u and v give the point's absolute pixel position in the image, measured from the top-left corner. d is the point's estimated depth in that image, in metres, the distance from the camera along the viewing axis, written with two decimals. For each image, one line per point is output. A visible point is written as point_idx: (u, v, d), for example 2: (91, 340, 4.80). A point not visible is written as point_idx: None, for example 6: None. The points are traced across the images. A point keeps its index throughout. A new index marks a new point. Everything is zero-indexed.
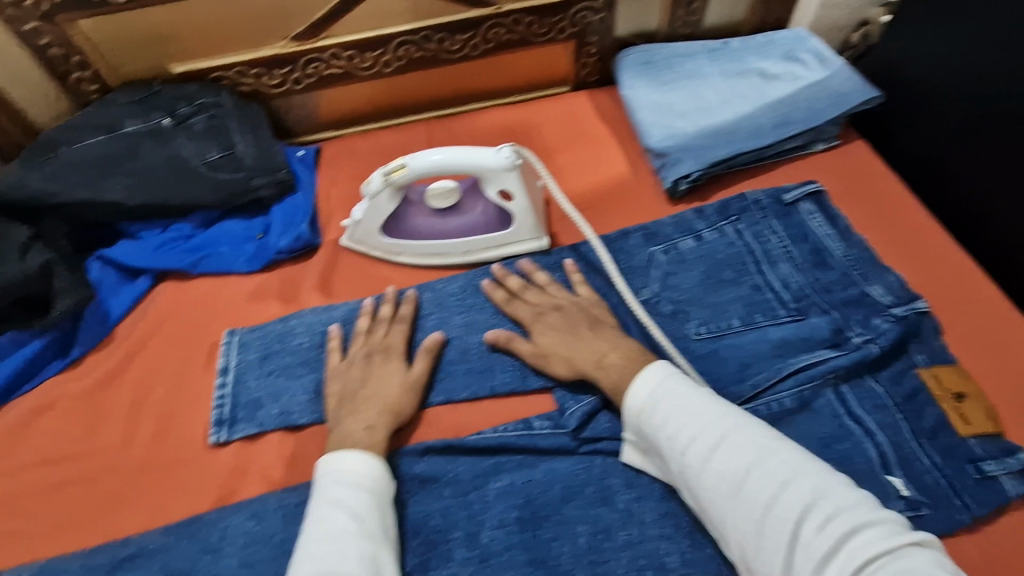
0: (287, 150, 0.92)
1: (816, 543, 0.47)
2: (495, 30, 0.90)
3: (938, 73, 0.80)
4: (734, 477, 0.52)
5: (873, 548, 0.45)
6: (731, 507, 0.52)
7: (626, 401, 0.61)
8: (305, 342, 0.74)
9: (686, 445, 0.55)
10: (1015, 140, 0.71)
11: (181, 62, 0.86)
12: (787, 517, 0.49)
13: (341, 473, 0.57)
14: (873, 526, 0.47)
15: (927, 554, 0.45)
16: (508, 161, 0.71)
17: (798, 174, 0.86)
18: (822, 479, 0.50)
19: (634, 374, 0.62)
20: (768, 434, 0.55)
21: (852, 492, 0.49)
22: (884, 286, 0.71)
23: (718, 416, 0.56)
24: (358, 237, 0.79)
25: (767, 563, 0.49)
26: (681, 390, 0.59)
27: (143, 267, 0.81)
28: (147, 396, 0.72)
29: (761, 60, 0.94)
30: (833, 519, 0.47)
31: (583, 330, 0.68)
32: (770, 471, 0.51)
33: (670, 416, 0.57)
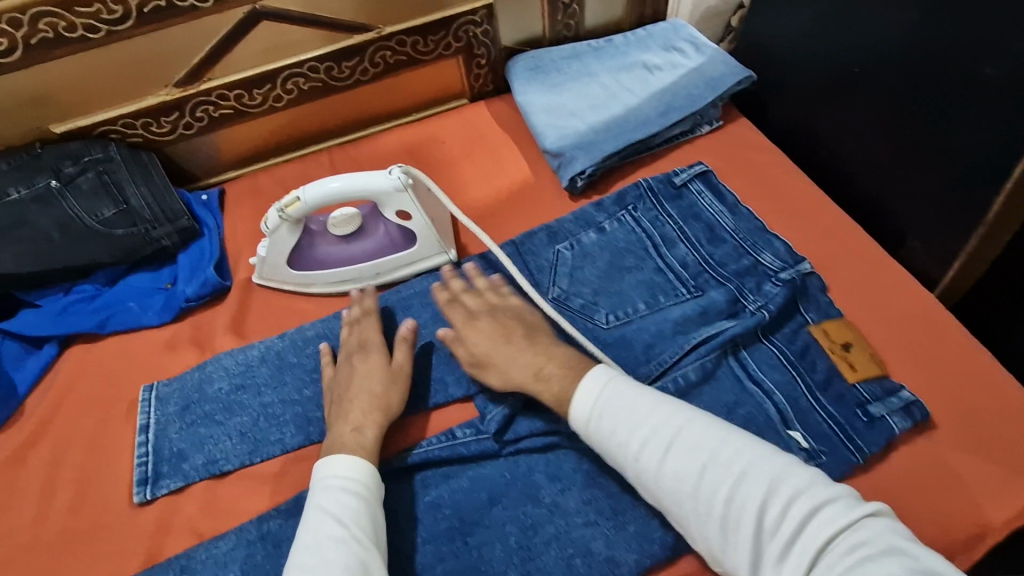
0: (189, 196, 0.90)
1: (777, 530, 0.50)
2: (381, 53, 0.92)
3: (795, 49, 0.85)
4: (690, 475, 0.55)
5: (832, 527, 0.49)
6: (693, 506, 0.54)
7: (573, 411, 0.61)
8: (223, 386, 0.73)
9: (640, 451, 0.57)
10: (866, 101, 0.77)
11: (61, 122, 0.83)
12: (748, 508, 0.52)
13: (326, 482, 0.59)
14: (831, 503, 0.50)
15: (881, 525, 0.49)
16: (399, 182, 0.72)
17: (687, 157, 0.90)
18: (773, 464, 0.53)
19: (577, 381, 0.63)
20: (716, 424, 0.58)
21: (802, 473, 0.52)
22: (772, 253, 0.75)
23: (669, 415, 0.58)
24: (267, 274, 0.80)
25: (732, 553, 0.52)
26: (625, 393, 0.60)
27: (47, 334, 0.78)
28: (63, 466, 0.70)
29: (643, 52, 0.99)
30: (791, 503, 0.51)
31: (519, 341, 0.67)
32: (724, 464, 0.54)
33: (619, 423, 0.59)
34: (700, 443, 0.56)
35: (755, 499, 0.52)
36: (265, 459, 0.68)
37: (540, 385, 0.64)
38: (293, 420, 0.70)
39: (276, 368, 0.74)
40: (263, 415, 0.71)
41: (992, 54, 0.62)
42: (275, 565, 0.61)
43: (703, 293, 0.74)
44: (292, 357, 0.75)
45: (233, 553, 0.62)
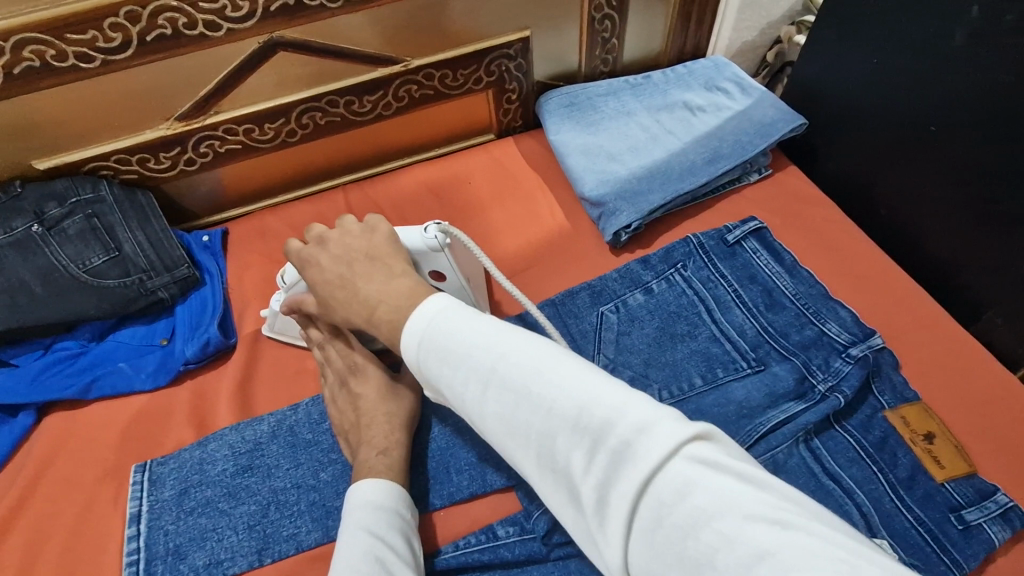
0: (188, 238, 0.82)
1: (590, 475, 0.38)
2: (407, 87, 0.84)
3: (854, 98, 0.79)
4: (510, 416, 0.42)
5: (647, 470, 0.36)
6: (512, 449, 0.43)
7: (401, 349, 0.48)
8: (228, 468, 0.64)
9: (455, 392, 0.44)
10: (935, 163, 0.71)
11: (45, 157, 0.74)
12: (564, 451, 0.39)
13: (361, 501, 0.54)
14: (645, 435, 0.36)
15: (707, 458, 0.36)
16: (434, 242, 0.64)
17: (736, 208, 0.84)
18: (595, 392, 0.39)
19: (410, 311, 0.48)
20: (538, 343, 0.43)
21: (627, 397, 0.38)
22: (838, 323, 0.69)
23: (483, 343, 0.43)
24: (280, 326, 0.73)
25: (560, 502, 0.41)
26: (442, 322, 0.46)
27: (25, 400, 0.69)
28: (42, 560, 0.61)
29: (684, 92, 0.92)
30: (606, 445, 0.38)
31: (352, 281, 0.56)
32: (540, 399, 0.41)
33: (442, 364, 0.45)
34: (516, 375, 0.42)
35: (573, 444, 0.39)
36: (276, 559, 0.59)
37: (374, 331, 0.52)
38: (308, 509, 0.62)
39: (288, 446, 0.65)
40: (273, 503, 0.62)
41: None
42: None
43: (765, 367, 0.67)
44: (306, 433, 0.66)
45: None
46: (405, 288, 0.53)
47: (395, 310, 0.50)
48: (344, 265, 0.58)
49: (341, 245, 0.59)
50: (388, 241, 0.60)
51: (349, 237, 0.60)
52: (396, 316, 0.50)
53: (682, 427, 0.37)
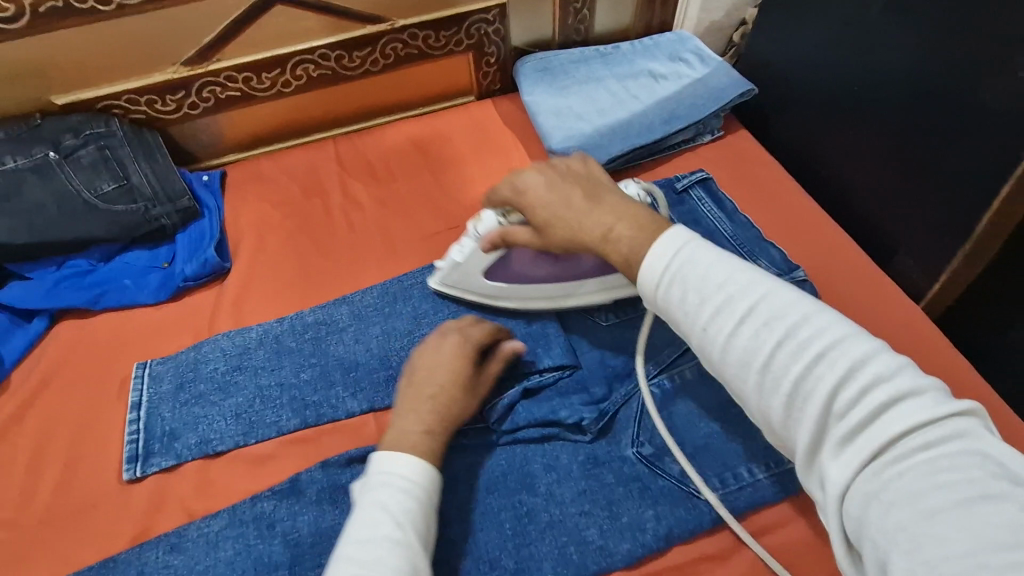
0: (190, 176, 0.90)
1: (847, 417, 0.41)
2: (393, 45, 0.93)
3: (797, 64, 0.87)
4: (759, 347, 0.45)
5: (913, 419, 0.39)
6: (755, 383, 0.46)
7: (642, 272, 0.52)
8: (219, 367, 0.72)
9: (708, 319, 0.48)
10: (861, 119, 0.78)
11: (63, 93, 0.83)
12: (814, 390, 0.42)
13: (390, 480, 0.53)
14: (918, 396, 0.40)
15: (974, 432, 0.38)
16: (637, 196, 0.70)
17: (688, 165, 0.92)
18: (863, 347, 0.43)
19: (653, 242, 0.53)
20: (810, 300, 0.47)
21: (896, 360, 0.42)
22: (769, 260, 0.76)
23: (748, 284, 0.48)
24: (453, 279, 0.72)
25: (792, 429, 0.44)
26: (705, 258, 0.50)
27: (39, 308, 0.77)
28: (52, 440, 0.69)
29: (649, 61, 1.01)
30: (870, 389, 0.41)
31: (580, 201, 0.60)
32: (806, 340, 0.44)
33: (699, 293, 0.49)
34: (781, 317, 0.45)
35: (830, 380, 0.42)
36: (260, 441, 0.67)
37: (608, 249, 0.57)
38: (289, 403, 0.69)
39: (274, 351, 0.73)
40: (259, 397, 0.70)
41: (989, 81, 0.63)
42: (268, 547, 0.59)
43: None
44: (290, 341, 0.74)
45: (223, 533, 0.60)
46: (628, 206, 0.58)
47: (634, 229, 0.55)
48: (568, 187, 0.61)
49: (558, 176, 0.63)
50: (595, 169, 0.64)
51: (564, 165, 0.64)
52: (640, 237, 0.54)
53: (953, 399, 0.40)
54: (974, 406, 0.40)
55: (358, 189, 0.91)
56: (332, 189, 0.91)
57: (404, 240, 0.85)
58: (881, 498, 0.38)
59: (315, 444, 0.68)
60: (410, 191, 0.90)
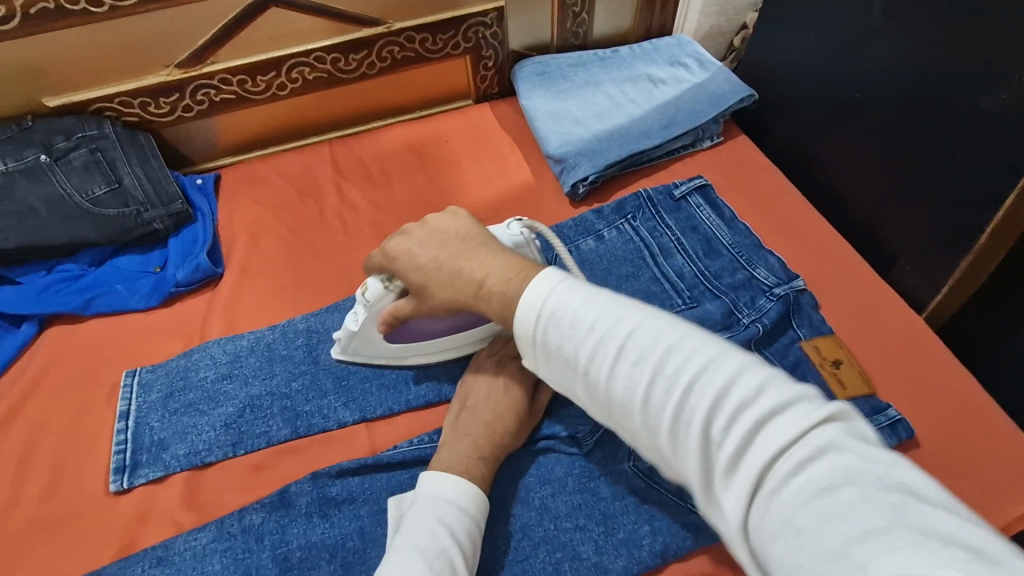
0: (184, 179, 0.89)
1: (725, 449, 0.37)
2: (389, 48, 0.92)
3: (797, 70, 0.86)
4: (636, 385, 0.41)
5: (778, 440, 0.35)
6: (641, 422, 0.41)
7: (519, 325, 0.48)
8: (210, 374, 0.70)
9: (587, 363, 0.44)
10: (861, 126, 0.78)
11: (55, 95, 0.82)
12: (691, 422, 0.38)
13: (449, 499, 0.54)
14: (782, 411, 0.36)
15: (840, 439, 0.35)
16: (519, 237, 0.64)
17: (686, 171, 0.91)
18: (727, 365, 0.39)
19: (525, 287, 0.49)
20: (678, 322, 0.44)
21: (759, 373, 0.38)
22: (767, 269, 0.75)
23: (616, 317, 0.44)
24: (355, 349, 0.68)
25: (682, 465, 0.39)
26: (574, 298, 0.46)
27: (28, 312, 0.76)
28: (39, 446, 0.68)
29: (648, 65, 1.00)
30: (738, 413, 0.37)
31: (449, 259, 0.56)
32: (675, 369, 0.40)
33: (572, 336, 0.45)
34: (651, 349, 0.42)
35: (700, 410, 0.38)
36: (250, 451, 0.66)
37: (483, 304, 0.53)
38: (280, 412, 0.68)
39: (265, 359, 0.71)
40: (249, 406, 0.68)
41: (993, 89, 0.61)
42: (257, 559, 0.58)
43: (697, 304, 0.74)
44: (282, 349, 0.72)
45: (211, 546, 0.59)
46: (506, 257, 0.54)
47: (506, 282, 0.52)
48: (440, 248, 0.57)
49: (428, 235, 0.58)
50: (469, 221, 0.59)
51: (433, 221, 0.59)
52: (509, 290, 0.51)
53: (819, 404, 0.36)
54: (838, 407, 0.36)
55: (353, 192, 0.90)
56: (327, 192, 0.90)
57: None
58: (776, 536, 0.33)
59: (306, 454, 0.67)
60: (406, 195, 0.89)
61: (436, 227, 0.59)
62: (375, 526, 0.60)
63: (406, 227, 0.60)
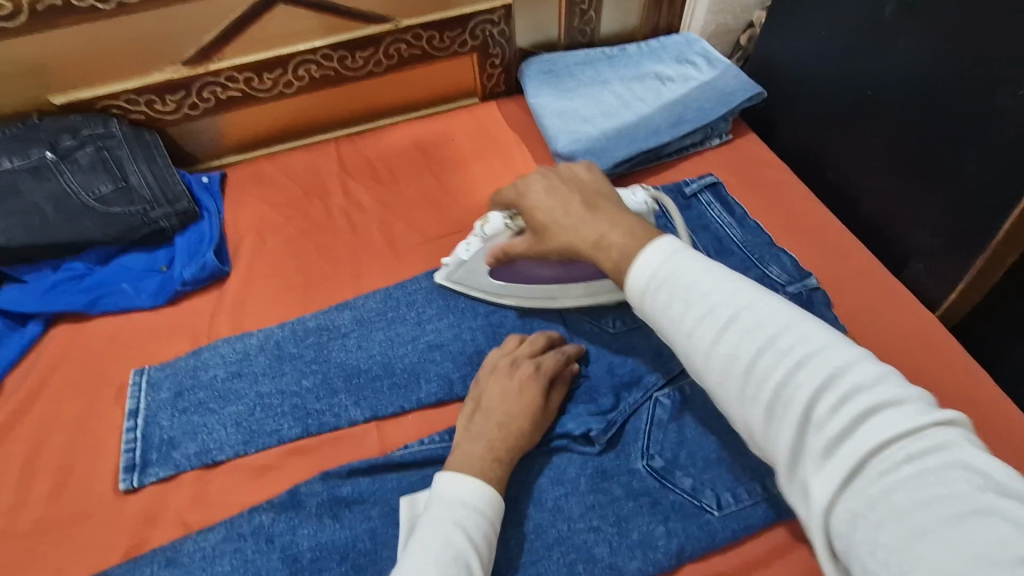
0: (189, 177, 0.88)
1: (829, 428, 0.36)
2: (396, 45, 0.91)
3: (807, 67, 0.85)
4: (743, 354, 0.41)
5: (893, 428, 0.35)
6: (738, 393, 0.41)
7: (629, 281, 0.49)
8: (219, 373, 0.69)
9: (692, 326, 0.44)
10: (873, 123, 0.77)
11: (61, 93, 0.81)
12: (795, 398, 0.38)
13: (465, 501, 0.53)
14: (900, 404, 0.35)
15: (960, 443, 0.34)
16: (643, 204, 0.67)
17: (696, 169, 0.91)
18: (845, 352, 0.38)
19: (642, 247, 0.49)
20: (797, 308, 0.43)
21: (879, 366, 0.38)
22: (779, 267, 0.74)
23: (731, 289, 0.43)
24: (459, 276, 0.73)
25: (772, 442, 0.39)
26: (690, 265, 0.46)
27: (34, 311, 0.75)
28: (45, 447, 0.67)
29: (656, 63, 0.99)
30: (851, 397, 0.36)
31: (578, 208, 0.57)
32: (788, 345, 0.39)
33: (681, 299, 0.45)
34: (764, 324, 0.41)
35: (809, 388, 0.38)
36: (260, 450, 0.66)
37: (599, 255, 0.53)
38: (290, 411, 0.67)
39: (274, 358, 0.70)
40: (259, 405, 0.68)
41: (1009, 85, 0.61)
42: (267, 560, 0.57)
43: None
44: (291, 348, 0.71)
45: (220, 548, 0.58)
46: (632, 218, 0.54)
47: (628, 236, 0.51)
48: (568, 198, 0.58)
49: (558, 183, 0.59)
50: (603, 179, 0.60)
51: (570, 169, 0.61)
52: (631, 244, 0.51)
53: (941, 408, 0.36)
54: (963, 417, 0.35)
55: (360, 191, 0.89)
56: (334, 190, 0.89)
57: (406, 244, 0.83)
58: (868, 517, 0.33)
59: (315, 454, 0.66)
60: (413, 194, 0.89)
61: (576, 176, 0.60)
62: (387, 527, 0.59)
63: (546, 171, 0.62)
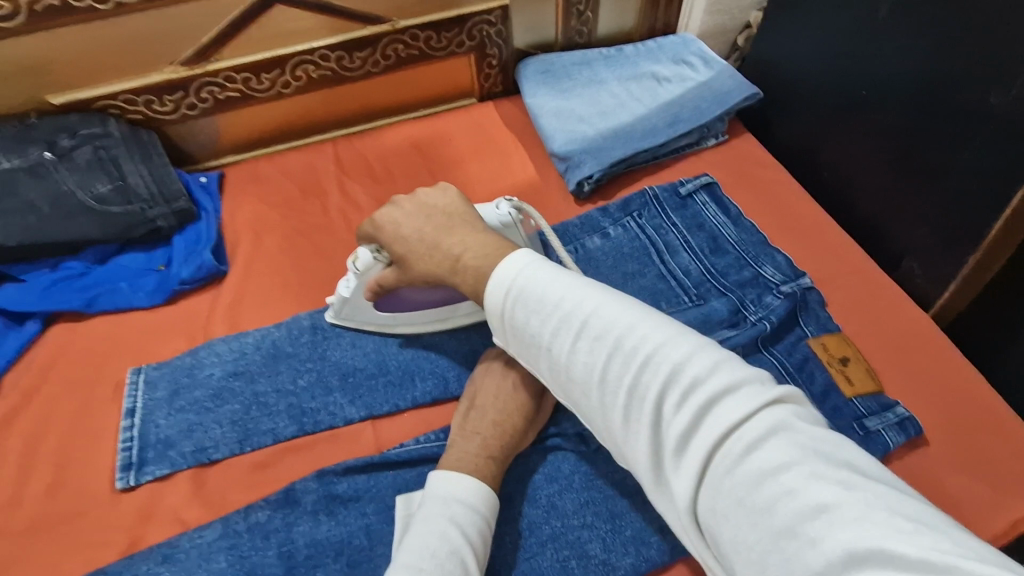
0: (188, 177, 0.89)
1: (674, 426, 0.40)
2: (394, 46, 0.92)
3: (802, 66, 0.86)
4: (596, 363, 0.45)
5: (729, 419, 0.38)
6: (601, 401, 0.44)
7: (488, 298, 0.50)
8: (216, 372, 0.70)
9: (552, 343, 0.47)
10: (867, 123, 0.77)
11: (60, 93, 0.82)
12: (645, 399, 0.42)
13: (461, 498, 0.53)
14: (733, 392, 0.39)
15: (787, 421, 0.38)
16: (507, 218, 0.67)
17: (691, 168, 0.91)
18: (682, 346, 0.42)
19: (496, 263, 0.52)
20: (639, 307, 0.46)
21: (709, 355, 0.42)
22: (773, 266, 0.75)
23: (581, 300, 0.47)
24: (346, 313, 0.70)
25: (633, 444, 0.43)
26: (543, 279, 0.48)
27: (31, 310, 0.75)
28: (43, 444, 0.68)
29: (653, 63, 0.99)
30: (691, 393, 0.40)
31: (431, 232, 0.60)
32: (633, 349, 0.43)
33: (540, 317, 0.47)
34: (613, 331, 0.44)
35: (654, 389, 0.41)
36: (256, 448, 0.66)
37: (458, 279, 0.56)
38: (286, 410, 0.68)
39: (271, 357, 0.71)
40: (256, 404, 0.68)
41: (1000, 85, 0.61)
42: (262, 557, 0.58)
43: (704, 302, 0.74)
44: (287, 346, 0.72)
45: (216, 545, 0.58)
46: (485, 237, 0.56)
47: (481, 257, 0.54)
48: (423, 221, 0.61)
49: (416, 209, 0.62)
50: (460, 200, 0.63)
51: (422, 196, 0.63)
52: (483, 264, 0.53)
53: (767, 387, 0.40)
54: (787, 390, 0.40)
55: (358, 191, 0.89)
56: (332, 190, 0.89)
57: None
58: (725, 511, 0.37)
59: (312, 452, 0.66)
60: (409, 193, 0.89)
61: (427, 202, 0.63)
62: (383, 525, 0.59)
63: (396, 199, 0.65)
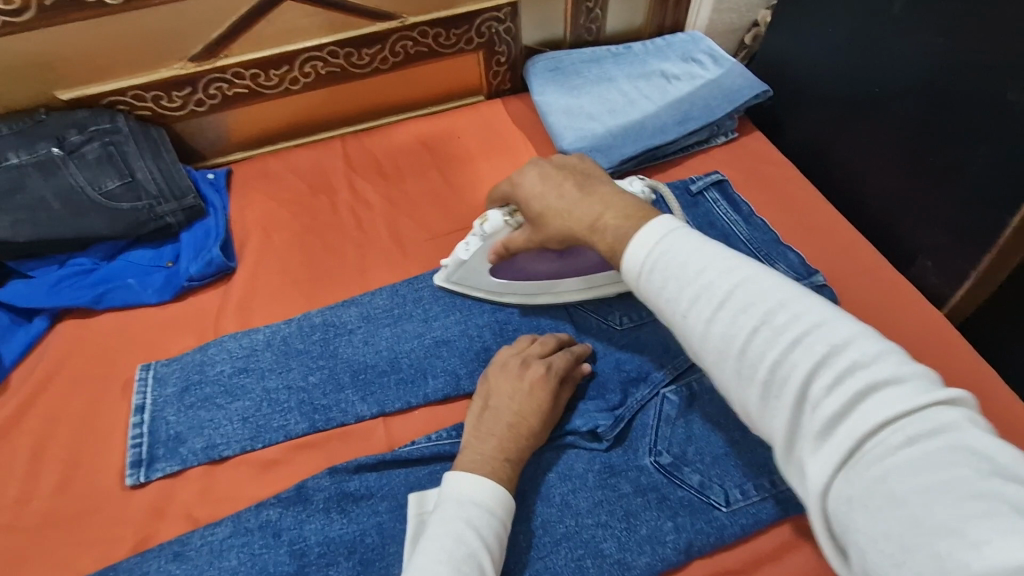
0: (195, 174, 0.88)
1: (820, 408, 0.36)
2: (403, 42, 0.92)
3: (813, 63, 0.86)
4: (736, 333, 0.41)
5: (889, 410, 0.33)
6: (733, 372, 0.41)
7: (626, 262, 0.48)
8: (226, 368, 0.69)
9: (685, 307, 0.44)
10: (880, 120, 0.77)
11: (68, 88, 0.81)
12: (790, 377, 0.38)
13: (478, 501, 0.53)
14: (898, 383, 0.35)
15: (960, 424, 0.33)
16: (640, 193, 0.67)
17: (702, 166, 0.91)
18: (843, 329, 0.38)
19: (637, 228, 0.49)
20: (796, 286, 0.42)
21: (876, 343, 0.37)
22: (787, 265, 0.74)
23: (727, 267, 0.43)
24: (460, 277, 0.71)
25: (770, 422, 0.39)
26: (686, 244, 0.46)
27: (40, 306, 0.75)
28: (51, 441, 0.67)
29: (662, 61, 0.99)
30: (848, 376, 0.36)
31: (570, 192, 0.57)
32: (784, 325, 0.39)
33: (675, 279, 0.45)
34: (760, 301, 0.41)
35: (804, 367, 0.37)
36: (267, 445, 0.66)
37: (596, 239, 0.53)
38: (297, 407, 0.67)
39: (281, 354, 0.70)
40: (267, 401, 0.67)
41: (1015, 81, 0.61)
42: (274, 555, 0.57)
43: None
44: (298, 343, 0.71)
45: (227, 543, 0.58)
46: (625, 199, 0.54)
47: (623, 218, 0.52)
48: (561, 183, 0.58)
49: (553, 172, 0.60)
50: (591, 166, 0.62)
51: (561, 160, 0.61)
52: (627, 224, 0.51)
53: (943, 386, 0.34)
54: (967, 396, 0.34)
55: (367, 188, 0.89)
56: (340, 187, 0.89)
57: (413, 241, 0.83)
58: (865, 503, 0.32)
59: (322, 449, 0.66)
60: (419, 191, 0.89)
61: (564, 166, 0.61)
62: (394, 523, 0.59)
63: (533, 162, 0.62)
